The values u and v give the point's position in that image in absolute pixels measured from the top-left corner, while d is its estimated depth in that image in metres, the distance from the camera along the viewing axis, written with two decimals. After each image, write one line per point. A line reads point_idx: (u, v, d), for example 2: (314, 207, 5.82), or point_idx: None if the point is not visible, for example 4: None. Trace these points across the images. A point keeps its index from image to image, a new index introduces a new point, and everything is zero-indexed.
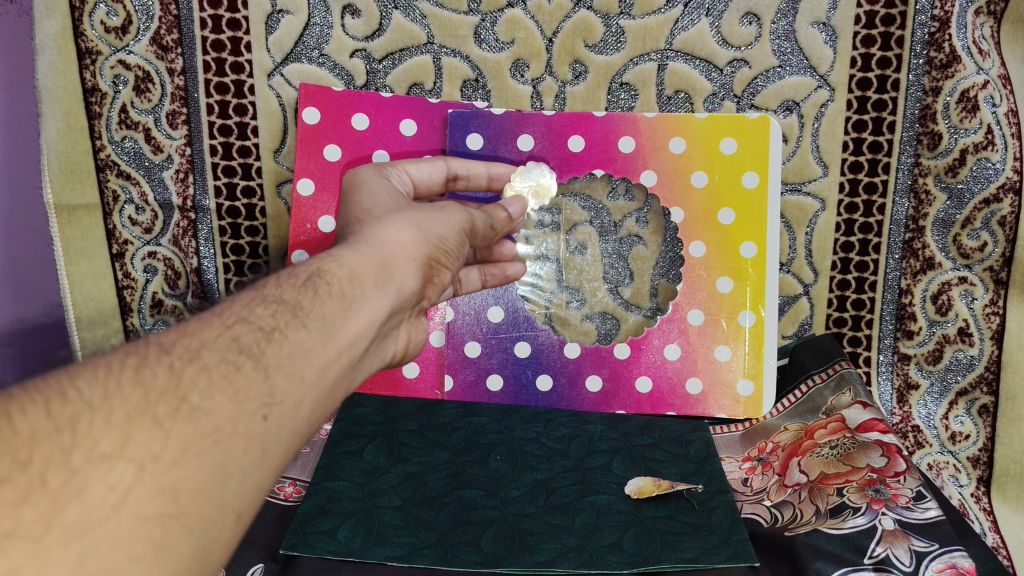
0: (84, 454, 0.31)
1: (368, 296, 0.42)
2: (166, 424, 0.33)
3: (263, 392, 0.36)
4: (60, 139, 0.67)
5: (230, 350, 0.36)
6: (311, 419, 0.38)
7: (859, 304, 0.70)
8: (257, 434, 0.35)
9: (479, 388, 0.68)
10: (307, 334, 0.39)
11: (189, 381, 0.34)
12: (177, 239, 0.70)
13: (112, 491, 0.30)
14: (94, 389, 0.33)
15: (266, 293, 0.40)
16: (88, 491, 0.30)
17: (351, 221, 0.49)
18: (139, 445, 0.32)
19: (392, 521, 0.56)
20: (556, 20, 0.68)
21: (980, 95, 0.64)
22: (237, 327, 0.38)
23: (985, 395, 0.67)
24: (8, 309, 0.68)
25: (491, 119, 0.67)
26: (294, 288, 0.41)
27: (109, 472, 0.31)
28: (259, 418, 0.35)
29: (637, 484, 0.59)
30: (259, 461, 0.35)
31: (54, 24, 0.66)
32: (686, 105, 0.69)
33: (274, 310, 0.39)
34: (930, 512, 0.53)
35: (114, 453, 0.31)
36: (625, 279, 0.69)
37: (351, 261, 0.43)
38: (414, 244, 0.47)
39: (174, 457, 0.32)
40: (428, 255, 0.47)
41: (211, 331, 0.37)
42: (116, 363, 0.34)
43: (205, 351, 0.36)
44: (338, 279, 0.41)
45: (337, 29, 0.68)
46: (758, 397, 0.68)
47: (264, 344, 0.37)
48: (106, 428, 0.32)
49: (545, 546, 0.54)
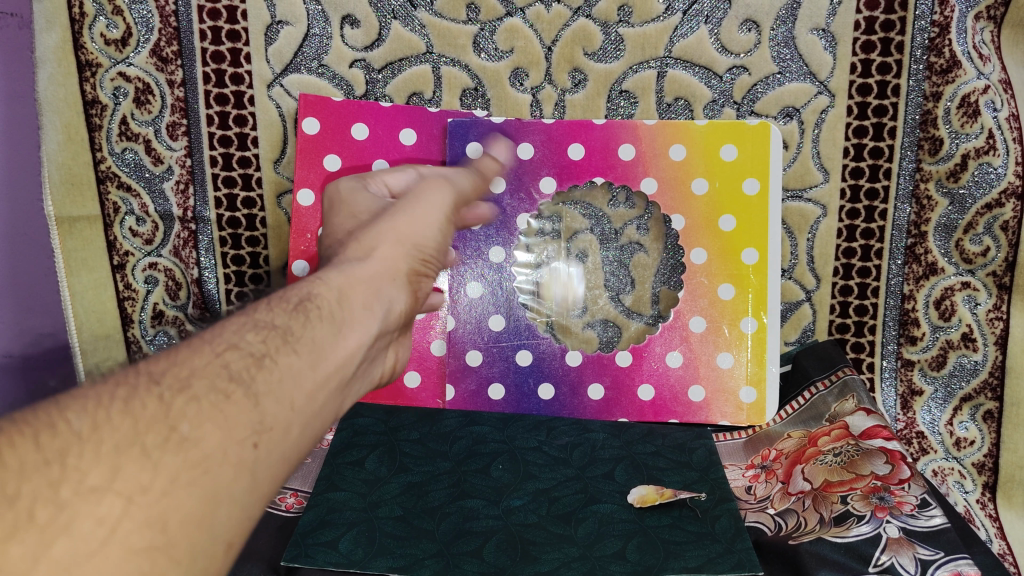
0: (72, 487, 0.30)
1: (358, 320, 0.43)
2: (155, 455, 0.32)
3: (253, 419, 0.36)
4: (60, 151, 0.67)
5: (220, 377, 0.36)
6: (300, 443, 0.38)
7: (861, 310, 0.69)
8: (247, 461, 0.35)
9: (480, 398, 0.68)
10: (297, 358, 0.39)
11: (178, 411, 0.34)
12: (178, 250, 0.70)
13: (100, 525, 0.30)
14: (83, 419, 0.33)
15: (258, 318, 0.41)
16: (75, 524, 0.29)
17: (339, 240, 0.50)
18: (128, 477, 0.31)
19: (393, 532, 0.55)
20: (555, 29, 0.68)
21: (981, 99, 0.64)
22: (228, 354, 0.38)
23: (990, 400, 0.67)
24: (10, 322, 0.67)
25: (491, 128, 0.68)
26: (285, 312, 0.41)
27: (97, 504, 0.30)
28: (250, 445, 0.35)
29: (640, 493, 0.59)
30: (249, 486, 0.35)
31: (54, 37, 0.66)
32: (686, 112, 0.69)
33: (265, 336, 0.39)
34: (934, 520, 0.53)
35: (103, 485, 0.31)
36: (626, 286, 0.68)
37: (340, 283, 0.43)
38: (408, 262, 0.47)
39: (163, 489, 0.32)
40: (415, 266, 0.48)
41: (201, 359, 0.37)
42: (105, 396, 0.34)
43: (195, 379, 0.36)
44: (327, 301, 0.42)
45: (337, 39, 0.69)
46: (762, 404, 0.68)
47: (254, 370, 0.37)
48: (95, 460, 0.31)
49: (548, 556, 0.54)
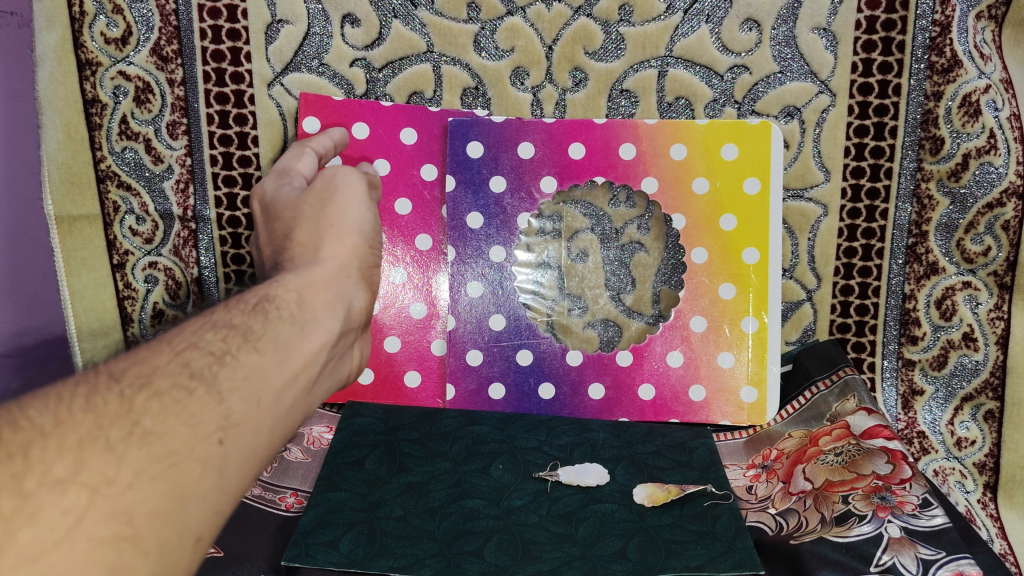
0: (37, 479, 0.33)
1: (320, 317, 0.48)
2: (119, 449, 0.35)
3: (219, 415, 0.39)
4: (60, 151, 0.67)
5: (182, 374, 0.40)
6: (271, 439, 0.42)
7: (862, 310, 0.69)
8: (214, 456, 0.38)
9: (481, 397, 0.68)
10: (260, 356, 0.43)
11: (141, 407, 0.37)
12: (177, 249, 0.70)
13: (66, 515, 0.32)
14: (45, 416, 0.35)
15: (216, 319, 0.45)
16: (41, 514, 0.32)
17: (303, 255, 0.55)
18: (93, 469, 0.34)
19: (394, 532, 0.55)
20: (556, 28, 0.68)
21: (982, 99, 0.64)
22: (187, 353, 0.41)
23: (991, 400, 0.67)
24: (10, 320, 0.68)
25: (491, 127, 0.68)
26: (244, 313, 0.45)
27: (62, 496, 0.33)
28: (215, 441, 0.38)
29: (648, 492, 0.59)
30: (217, 484, 0.38)
31: (54, 36, 0.66)
32: (687, 111, 0.69)
33: (225, 335, 0.43)
34: (936, 519, 0.53)
35: (68, 478, 0.33)
36: (627, 286, 0.68)
37: (298, 287, 0.50)
38: (363, 259, 0.57)
39: (128, 481, 0.35)
40: (365, 260, 0.57)
41: (163, 357, 0.41)
42: (66, 392, 0.37)
43: (157, 376, 0.39)
44: (286, 303, 0.47)
45: (337, 38, 0.68)
46: (762, 404, 0.68)
47: (217, 368, 0.41)
48: (59, 453, 0.34)
49: (549, 555, 0.53)
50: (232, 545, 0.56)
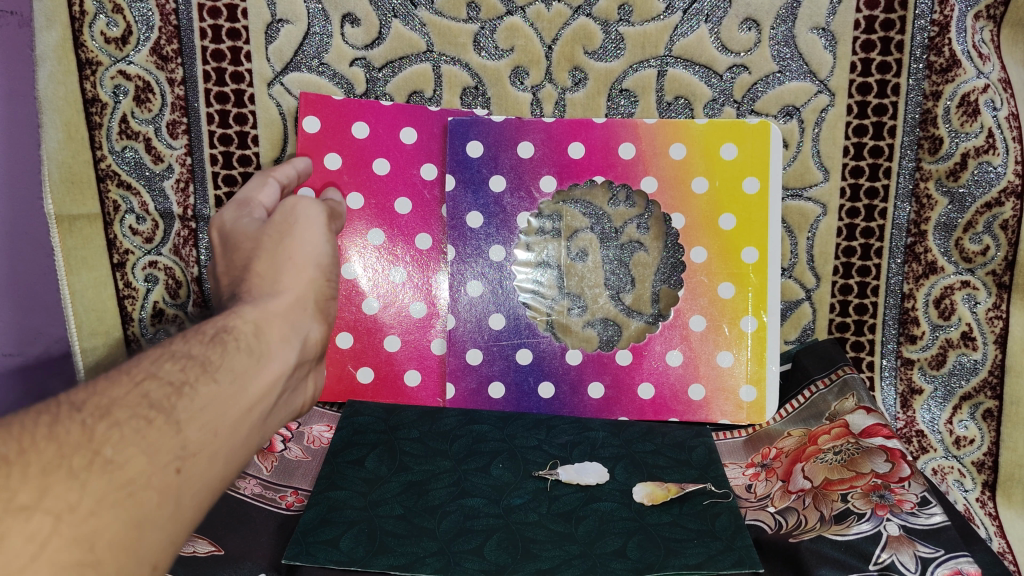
0: (3, 505, 0.33)
1: (276, 350, 0.48)
2: (82, 476, 0.36)
3: (175, 446, 0.40)
4: (60, 150, 0.67)
5: (141, 406, 0.40)
6: (224, 472, 0.43)
7: (861, 309, 0.69)
8: (169, 486, 0.39)
9: (481, 396, 0.68)
10: (217, 387, 0.43)
11: (101, 436, 0.38)
12: (178, 248, 0.70)
13: (30, 541, 0.33)
14: (9, 443, 0.35)
15: (174, 350, 0.45)
16: (8, 539, 0.32)
17: (261, 286, 0.54)
18: (57, 495, 0.35)
19: (394, 531, 0.55)
20: (556, 27, 0.68)
21: (980, 99, 0.64)
22: (146, 383, 0.41)
23: (989, 399, 0.67)
24: (10, 321, 0.70)
25: (491, 127, 0.68)
26: (202, 343, 0.45)
27: (27, 522, 0.33)
28: (172, 470, 0.39)
29: (648, 491, 0.59)
30: (173, 513, 0.39)
31: (54, 35, 0.66)
32: (687, 111, 0.69)
33: (183, 365, 0.43)
34: (935, 518, 0.53)
35: (32, 503, 0.34)
36: (626, 285, 0.68)
37: (255, 317, 0.49)
38: (320, 291, 0.55)
39: (90, 508, 0.35)
40: (323, 292, 0.56)
41: (121, 389, 0.41)
42: (28, 422, 0.37)
43: (116, 407, 0.39)
44: (244, 334, 0.47)
45: (337, 38, 0.69)
46: (761, 403, 0.68)
47: (174, 400, 0.41)
48: (23, 479, 0.34)
49: (547, 554, 0.54)
50: (232, 545, 0.56)
